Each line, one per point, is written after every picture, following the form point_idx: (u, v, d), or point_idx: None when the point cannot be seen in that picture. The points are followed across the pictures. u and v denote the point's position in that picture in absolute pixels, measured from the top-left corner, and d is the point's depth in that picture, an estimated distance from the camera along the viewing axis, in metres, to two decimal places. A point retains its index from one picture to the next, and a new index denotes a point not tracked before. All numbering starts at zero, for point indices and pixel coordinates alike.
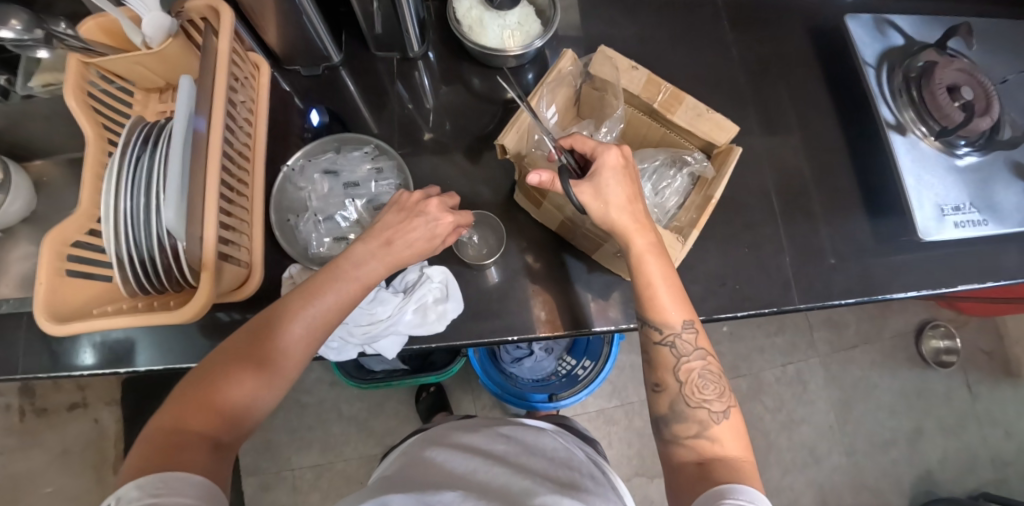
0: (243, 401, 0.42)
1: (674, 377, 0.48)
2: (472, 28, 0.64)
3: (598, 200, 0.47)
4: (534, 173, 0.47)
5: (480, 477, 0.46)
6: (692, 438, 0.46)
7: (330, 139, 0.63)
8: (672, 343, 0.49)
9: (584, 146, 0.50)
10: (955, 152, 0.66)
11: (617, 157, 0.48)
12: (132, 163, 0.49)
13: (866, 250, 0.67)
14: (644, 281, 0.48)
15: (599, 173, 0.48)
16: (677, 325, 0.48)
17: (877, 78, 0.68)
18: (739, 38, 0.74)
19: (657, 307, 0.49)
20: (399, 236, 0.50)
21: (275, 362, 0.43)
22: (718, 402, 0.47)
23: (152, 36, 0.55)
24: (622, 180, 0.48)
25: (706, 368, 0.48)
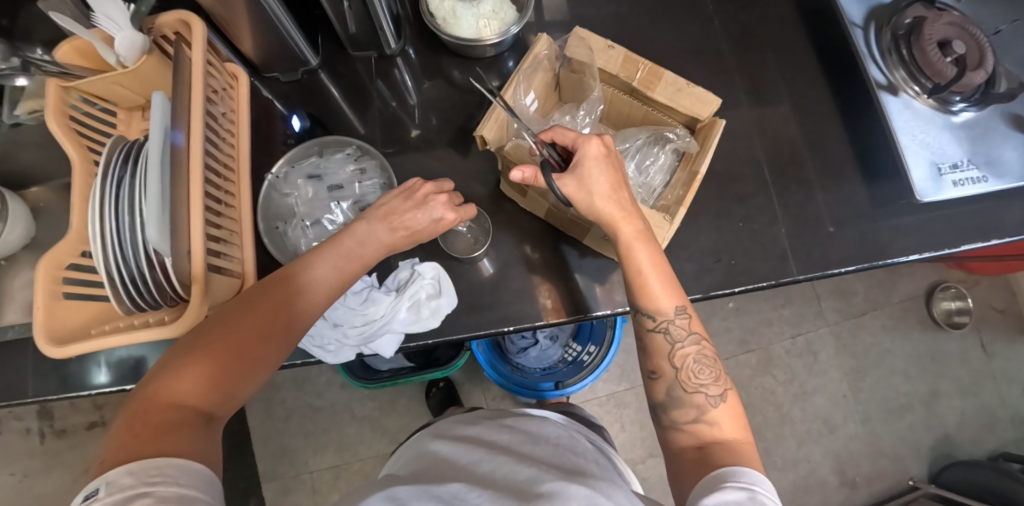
0: (237, 374, 0.42)
1: (669, 364, 0.48)
2: (446, 20, 0.63)
3: (583, 191, 0.47)
4: (517, 169, 0.47)
5: (484, 466, 0.46)
6: (690, 423, 0.46)
7: (311, 143, 0.63)
8: (666, 330, 0.48)
9: (564, 139, 0.50)
10: (951, 109, 0.65)
11: (599, 147, 0.48)
12: (114, 184, 0.50)
13: (863, 215, 0.66)
14: (634, 270, 0.48)
15: (582, 164, 0.47)
16: (670, 311, 0.48)
17: (865, 39, 0.66)
18: (720, 8, 0.72)
19: (649, 294, 0.48)
20: (404, 224, 0.52)
21: (274, 338, 0.44)
22: (714, 386, 0.47)
23: (126, 55, 0.55)
24: (605, 168, 0.48)
25: (701, 353, 0.48)
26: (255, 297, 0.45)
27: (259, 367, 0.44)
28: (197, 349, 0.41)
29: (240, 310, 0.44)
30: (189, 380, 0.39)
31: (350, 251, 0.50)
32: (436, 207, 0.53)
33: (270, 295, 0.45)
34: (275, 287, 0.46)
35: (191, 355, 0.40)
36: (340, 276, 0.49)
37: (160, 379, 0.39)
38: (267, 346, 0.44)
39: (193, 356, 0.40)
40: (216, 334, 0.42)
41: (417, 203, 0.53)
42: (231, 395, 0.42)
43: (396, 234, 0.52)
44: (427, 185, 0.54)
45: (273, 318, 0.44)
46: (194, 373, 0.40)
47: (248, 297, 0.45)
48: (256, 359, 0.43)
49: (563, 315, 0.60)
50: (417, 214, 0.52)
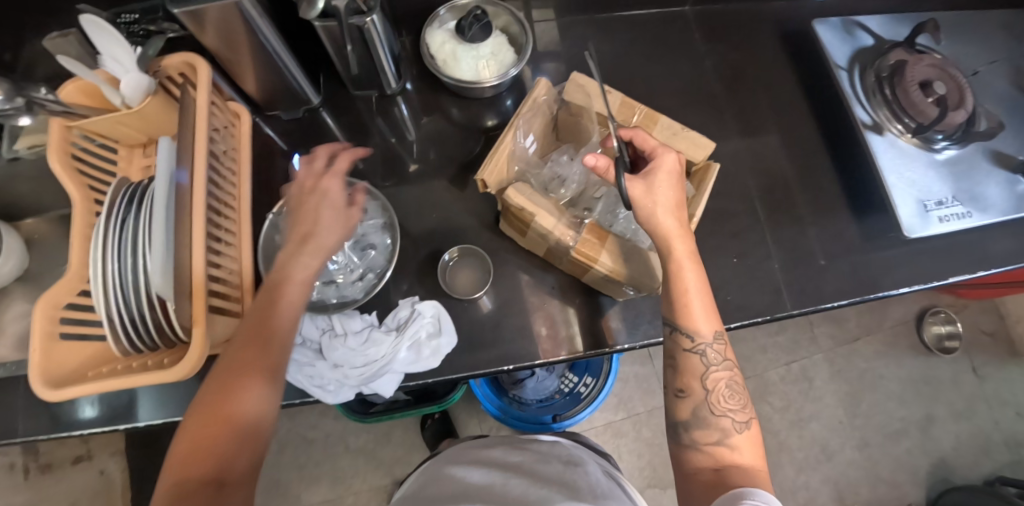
0: (245, 430, 0.41)
1: (700, 384, 0.48)
2: (446, 62, 0.65)
3: (649, 195, 0.48)
4: (590, 155, 0.51)
5: (496, 488, 0.50)
6: (711, 445, 0.46)
7: (311, 184, 0.61)
8: (703, 352, 0.48)
9: (644, 144, 0.51)
10: (934, 147, 0.67)
11: (675, 161, 0.49)
12: (118, 226, 0.50)
13: (854, 248, 0.68)
14: (681, 289, 0.48)
15: (655, 173, 0.48)
16: (709, 335, 0.48)
17: (850, 80, 0.69)
18: (711, 48, 0.75)
19: (692, 314, 0.48)
20: (321, 225, 0.50)
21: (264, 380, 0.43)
22: (741, 412, 0.47)
23: (131, 96, 0.56)
24: (673, 182, 0.49)
25: (733, 379, 0.48)
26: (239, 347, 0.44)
27: (259, 418, 0.42)
28: (200, 414, 0.40)
29: (229, 370, 0.43)
30: (200, 445, 0.39)
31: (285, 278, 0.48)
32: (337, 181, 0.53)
33: (246, 340, 0.44)
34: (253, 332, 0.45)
35: (196, 421, 0.40)
36: (292, 301, 0.48)
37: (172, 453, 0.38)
38: (254, 391, 0.42)
39: (199, 422, 0.40)
40: (215, 394, 0.41)
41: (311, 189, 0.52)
42: (249, 454, 0.41)
43: (319, 233, 0.50)
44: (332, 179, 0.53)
45: (254, 362, 0.43)
46: (202, 440, 0.39)
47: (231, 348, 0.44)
48: (253, 410, 0.42)
49: (561, 352, 0.60)
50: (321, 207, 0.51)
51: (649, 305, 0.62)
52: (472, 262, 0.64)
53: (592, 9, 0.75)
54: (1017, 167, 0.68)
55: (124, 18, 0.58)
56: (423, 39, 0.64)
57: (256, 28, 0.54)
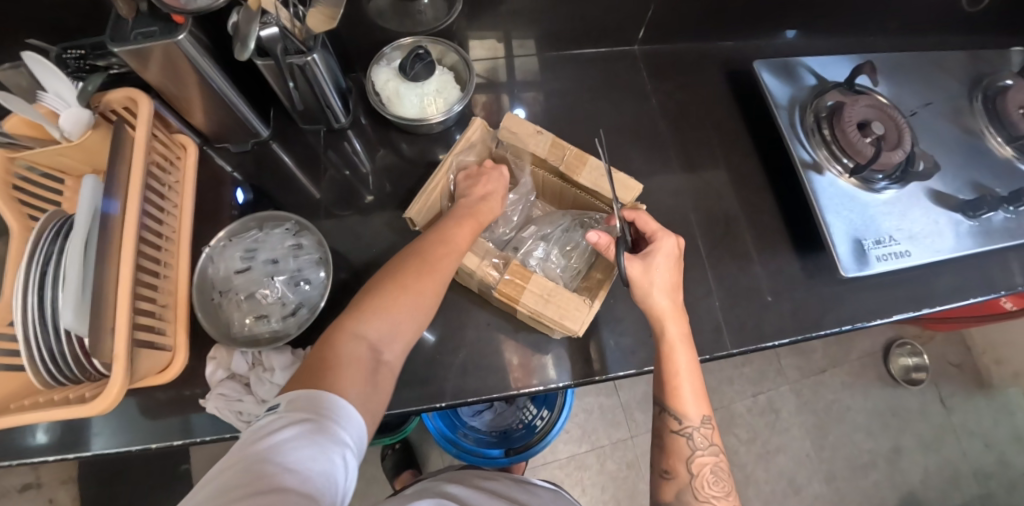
0: (414, 314, 0.44)
1: (686, 468, 0.48)
2: (391, 99, 0.66)
3: (648, 272, 0.50)
4: (592, 232, 0.52)
5: None
6: None
7: (250, 218, 0.61)
8: (689, 435, 0.49)
9: (645, 226, 0.52)
10: (873, 187, 0.68)
11: (674, 247, 0.52)
12: (43, 259, 0.50)
13: (796, 286, 0.68)
14: (670, 370, 0.49)
15: (654, 254, 0.51)
16: (696, 419, 0.49)
17: (790, 120, 0.70)
18: (658, 87, 0.77)
19: (681, 398, 0.49)
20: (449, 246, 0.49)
21: (404, 315, 0.44)
22: (725, 500, 0.47)
23: (71, 130, 0.56)
24: (671, 265, 0.51)
25: (718, 465, 0.48)
26: (422, 252, 0.48)
27: (422, 316, 0.45)
28: (369, 298, 0.43)
29: (390, 286, 0.44)
30: (347, 339, 0.41)
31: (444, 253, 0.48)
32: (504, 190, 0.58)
33: (424, 247, 0.48)
34: (435, 243, 0.49)
35: (386, 302, 0.43)
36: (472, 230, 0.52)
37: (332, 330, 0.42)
38: (415, 290, 0.45)
39: (357, 307, 0.43)
40: (380, 284, 0.44)
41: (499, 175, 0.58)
42: (403, 345, 0.44)
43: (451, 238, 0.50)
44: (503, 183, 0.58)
45: (425, 264, 0.46)
46: (365, 319, 0.42)
47: (415, 251, 0.48)
48: (427, 304, 0.45)
49: (496, 390, 0.59)
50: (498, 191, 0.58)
51: (586, 342, 0.62)
52: None
53: (542, 48, 0.77)
54: (957, 206, 0.70)
55: (69, 54, 0.56)
56: (369, 76, 0.65)
57: (200, 67, 0.55)
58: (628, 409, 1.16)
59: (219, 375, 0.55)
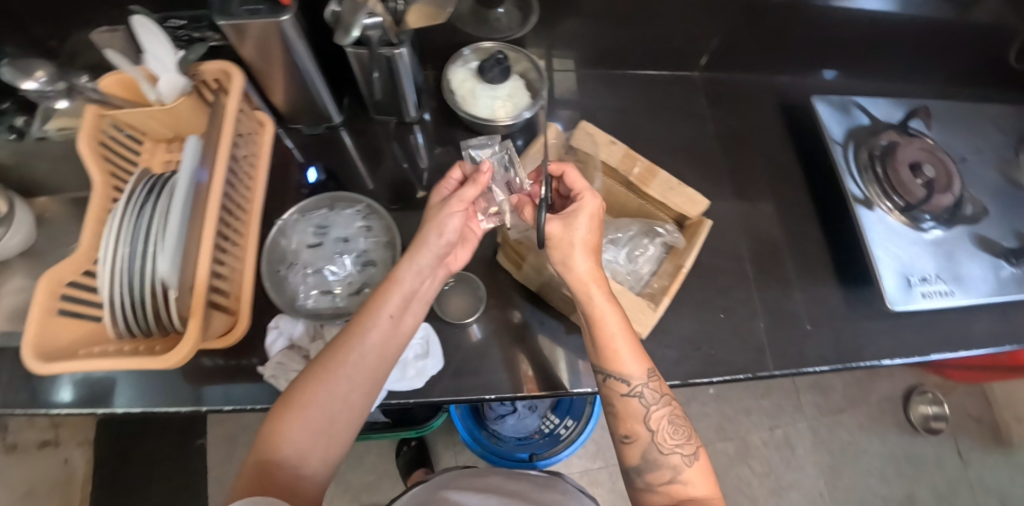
0: (344, 412, 0.49)
1: (645, 427, 0.50)
2: (465, 98, 0.69)
3: (569, 234, 0.49)
4: (512, 195, 0.55)
5: None
6: (665, 484, 0.49)
7: (324, 196, 0.64)
8: (641, 394, 0.50)
9: (573, 184, 0.52)
10: (921, 226, 0.70)
11: (595, 204, 0.50)
12: (133, 214, 0.51)
13: (838, 316, 0.69)
14: (603, 337, 0.49)
15: (576, 214, 0.50)
16: (641, 376, 0.49)
17: (844, 155, 0.72)
18: (715, 113, 0.79)
19: (619, 360, 0.49)
20: (377, 337, 0.50)
21: (331, 414, 0.48)
22: (687, 445, 0.50)
23: (167, 94, 0.58)
24: (591, 223, 0.50)
25: (673, 414, 0.50)
26: (335, 354, 0.49)
27: (346, 412, 0.49)
28: (279, 416, 0.47)
29: (306, 392, 0.48)
30: (275, 449, 0.46)
31: (374, 346, 0.49)
32: (459, 215, 0.52)
33: (337, 350, 0.49)
34: (351, 341, 0.49)
35: (306, 412, 0.47)
36: (392, 314, 0.51)
37: (253, 452, 0.47)
38: (324, 401, 0.48)
39: (271, 427, 0.47)
40: (289, 403, 0.47)
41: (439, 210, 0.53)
42: (330, 442, 0.49)
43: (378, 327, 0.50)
44: (454, 201, 0.52)
45: (338, 368, 0.48)
46: (276, 440, 0.47)
47: (335, 347, 0.50)
48: (358, 399, 0.49)
49: (541, 388, 0.60)
50: (443, 223, 0.52)
51: None
52: (466, 290, 0.65)
53: (605, 65, 0.80)
54: (1001, 253, 0.71)
55: (173, 24, 0.62)
56: (446, 75, 0.69)
57: (293, 48, 0.58)
58: None
59: (279, 344, 0.57)
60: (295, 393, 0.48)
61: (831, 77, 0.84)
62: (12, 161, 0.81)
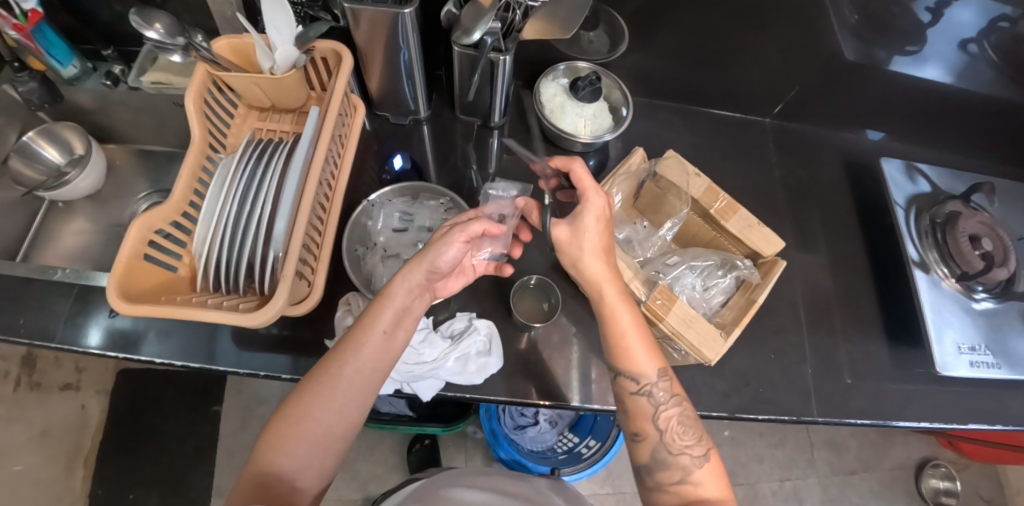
0: (341, 421, 0.48)
1: (654, 426, 0.49)
2: (552, 112, 0.72)
3: (577, 236, 0.51)
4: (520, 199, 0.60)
5: None
6: (675, 484, 0.48)
7: (411, 185, 0.66)
8: (650, 393, 0.50)
9: (578, 183, 0.52)
10: (973, 296, 0.71)
11: (603, 204, 0.52)
12: (244, 174, 0.55)
13: (883, 374, 0.70)
14: (616, 332, 0.50)
15: (580, 216, 0.52)
16: (652, 375, 0.49)
17: (905, 218, 0.74)
18: (781, 159, 0.82)
19: (631, 357, 0.50)
20: (366, 345, 0.49)
21: (332, 423, 0.48)
22: (698, 446, 0.49)
23: (280, 65, 0.61)
24: (600, 225, 0.52)
25: (683, 414, 0.50)
26: (329, 369, 0.48)
27: (344, 424, 0.48)
28: (275, 431, 0.47)
29: (303, 398, 0.47)
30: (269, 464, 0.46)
31: (364, 359, 0.49)
32: (454, 250, 0.51)
33: (331, 364, 0.48)
34: (345, 356, 0.48)
35: (298, 423, 0.47)
36: (385, 329, 0.49)
37: (247, 468, 0.46)
38: (319, 416, 0.47)
39: (267, 441, 0.47)
40: (284, 417, 0.47)
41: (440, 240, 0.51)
42: (327, 454, 0.48)
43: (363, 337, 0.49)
44: (456, 233, 0.51)
45: (332, 381, 0.48)
46: (269, 453, 0.46)
47: (328, 358, 0.49)
48: (354, 408, 0.48)
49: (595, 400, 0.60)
50: (440, 253, 0.51)
51: (684, 377, 0.64)
52: (539, 296, 0.66)
53: (682, 100, 0.83)
54: None
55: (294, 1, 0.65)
56: (537, 87, 0.72)
57: (405, 40, 0.61)
58: None
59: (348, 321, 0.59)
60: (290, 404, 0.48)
61: (876, 138, 0.86)
62: (95, 108, 0.83)
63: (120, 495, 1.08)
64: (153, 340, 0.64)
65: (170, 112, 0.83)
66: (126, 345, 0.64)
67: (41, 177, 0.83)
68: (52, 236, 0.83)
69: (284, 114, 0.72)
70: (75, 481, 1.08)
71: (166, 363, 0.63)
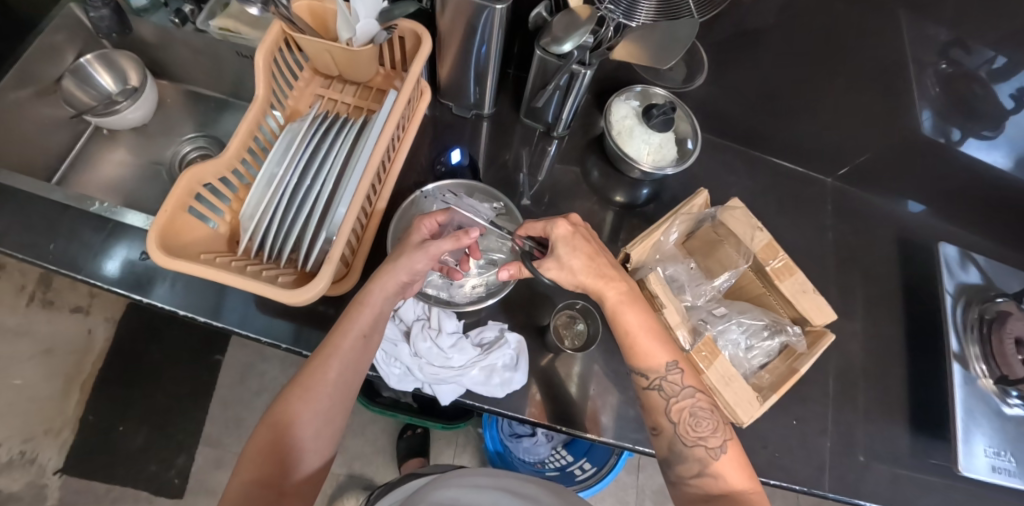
0: (330, 418, 0.48)
1: (667, 420, 0.49)
2: (619, 133, 0.71)
3: (563, 274, 0.51)
4: (500, 274, 0.54)
5: None
6: (696, 477, 0.47)
7: (464, 185, 0.66)
8: (660, 386, 0.49)
9: (534, 229, 0.53)
10: (1006, 400, 0.68)
11: (566, 227, 0.51)
12: (308, 150, 0.55)
13: (900, 461, 0.68)
14: (621, 331, 0.50)
15: (556, 249, 0.51)
16: (661, 368, 0.49)
17: (952, 307, 0.72)
18: (836, 224, 0.80)
19: (639, 353, 0.50)
20: (345, 345, 0.49)
21: (323, 423, 0.48)
22: (714, 437, 0.47)
23: (358, 38, 0.59)
24: (578, 245, 0.51)
25: (698, 405, 0.48)
26: (311, 372, 0.48)
27: (331, 423, 0.48)
28: (263, 436, 0.46)
29: (291, 399, 0.47)
30: (262, 465, 0.45)
31: (347, 360, 0.49)
32: (426, 263, 0.50)
33: (315, 369, 0.48)
34: (329, 359, 0.48)
35: (288, 424, 0.46)
36: (365, 331, 0.50)
37: (234, 481, 0.44)
38: (306, 421, 0.47)
39: (256, 447, 0.46)
40: (271, 423, 0.47)
41: (407, 251, 0.50)
42: (314, 454, 0.48)
43: (344, 337, 0.49)
44: (428, 249, 0.49)
45: (318, 384, 0.47)
46: (258, 462, 0.45)
47: (310, 361, 0.49)
48: (339, 408, 0.49)
49: (612, 435, 0.59)
50: (411, 266, 0.50)
51: None
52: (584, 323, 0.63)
53: (747, 143, 0.81)
54: None
55: None
56: (608, 107, 0.71)
57: (490, 34, 0.59)
58: (641, 493, 1.18)
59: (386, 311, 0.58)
60: (277, 412, 0.47)
61: (916, 210, 0.81)
62: (157, 43, 0.82)
63: (110, 425, 1.09)
64: (180, 291, 0.63)
65: (232, 61, 0.81)
66: (155, 291, 0.63)
67: (92, 102, 0.81)
68: (93, 163, 0.82)
69: (349, 86, 0.70)
70: (70, 402, 1.10)
71: (184, 315, 0.62)
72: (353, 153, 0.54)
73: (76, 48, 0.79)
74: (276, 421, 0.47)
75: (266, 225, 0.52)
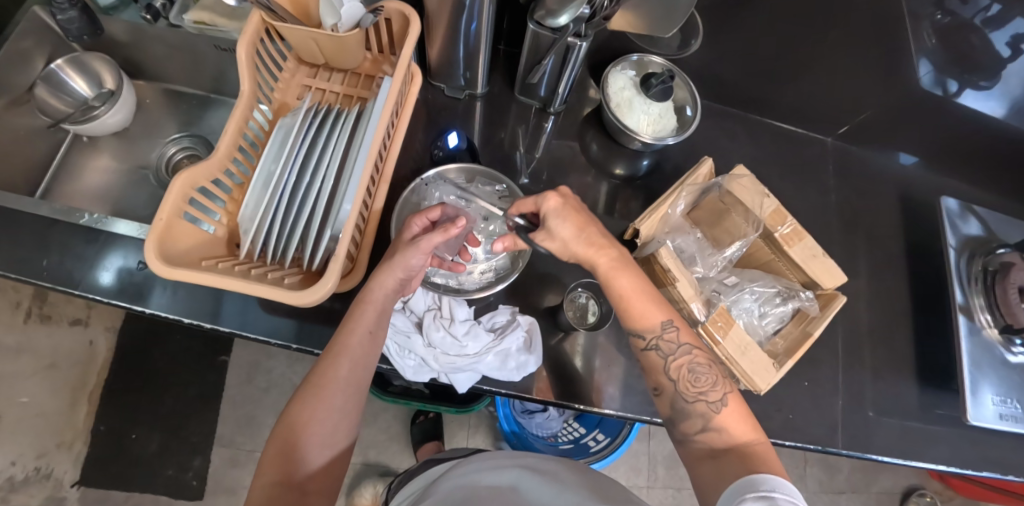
0: (347, 414, 0.48)
1: (667, 378, 0.49)
2: (618, 105, 0.69)
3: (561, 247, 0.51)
4: (497, 245, 0.54)
5: None
6: (700, 433, 0.47)
7: (467, 171, 0.65)
8: (657, 346, 0.49)
9: (524, 207, 0.52)
10: (1011, 348, 0.69)
11: (556, 200, 0.51)
12: (303, 145, 0.54)
13: (909, 414, 0.70)
14: (616, 296, 0.50)
15: (547, 222, 0.51)
16: (657, 328, 0.49)
17: (956, 260, 0.73)
18: (838, 185, 0.80)
19: (635, 315, 0.50)
20: (355, 342, 0.48)
21: (337, 417, 0.47)
22: (714, 391, 0.47)
23: (344, 23, 0.57)
24: (567, 216, 0.51)
25: (695, 361, 0.49)
26: (323, 371, 0.48)
27: (347, 419, 0.48)
28: (281, 438, 0.46)
29: (305, 398, 0.47)
30: (281, 467, 0.44)
31: (355, 354, 0.48)
32: (420, 258, 0.49)
33: (326, 368, 0.47)
34: (339, 358, 0.48)
35: (302, 422, 0.46)
36: (372, 328, 0.49)
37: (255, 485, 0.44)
38: (319, 418, 0.46)
39: (274, 450, 0.45)
40: (286, 425, 0.46)
41: (403, 247, 0.50)
42: (332, 450, 0.47)
43: (352, 332, 0.48)
44: (421, 246, 0.48)
45: (330, 383, 0.47)
46: (278, 462, 0.45)
47: (320, 360, 0.48)
48: (353, 402, 0.48)
49: (627, 407, 0.60)
50: (408, 262, 0.49)
51: None
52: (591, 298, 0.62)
53: (746, 107, 0.80)
54: None
55: None
56: (606, 78, 0.69)
57: (481, 9, 0.56)
58: (653, 461, 1.21)
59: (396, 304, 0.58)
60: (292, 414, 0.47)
61: (907, 162, 0.81)
62: (129, 41, 0.78)
63: (121, 434, 1.09)
64: (181, 298, 0.62)
65: (211, 55, 0.78)
66: (156, 301, 0.62)
67: (68, 109, 0.78)
68: (76, 171, 0.80)
69: (337, 73, 0.67)
70: (80, 414, 1.09)
71: (189, 323, 0.61)
72: (351, 146, 0.53)
73: (45, 53, 0.76)
74: (293, 423, 0.46)
75: (267, 226, 0.51)
